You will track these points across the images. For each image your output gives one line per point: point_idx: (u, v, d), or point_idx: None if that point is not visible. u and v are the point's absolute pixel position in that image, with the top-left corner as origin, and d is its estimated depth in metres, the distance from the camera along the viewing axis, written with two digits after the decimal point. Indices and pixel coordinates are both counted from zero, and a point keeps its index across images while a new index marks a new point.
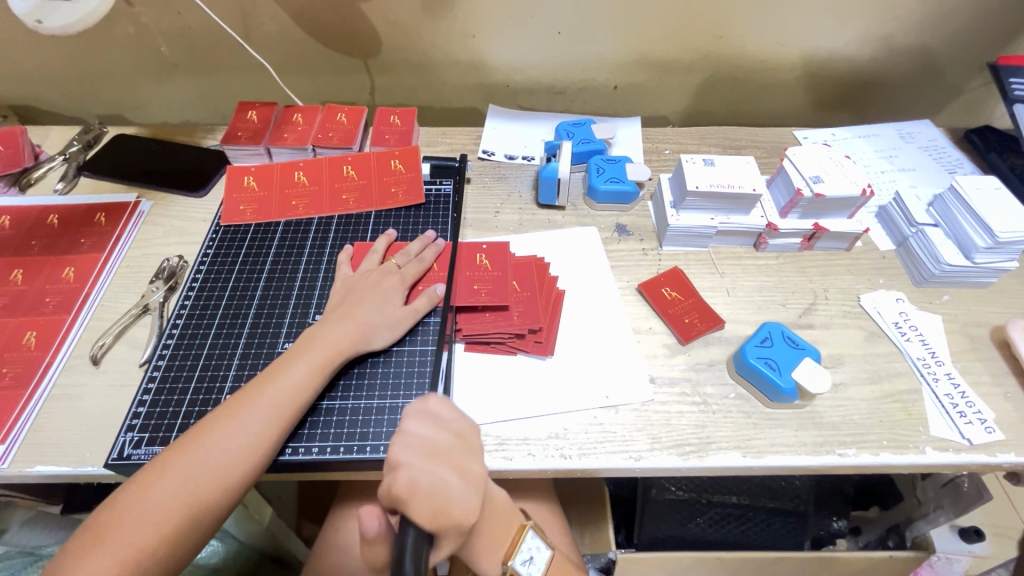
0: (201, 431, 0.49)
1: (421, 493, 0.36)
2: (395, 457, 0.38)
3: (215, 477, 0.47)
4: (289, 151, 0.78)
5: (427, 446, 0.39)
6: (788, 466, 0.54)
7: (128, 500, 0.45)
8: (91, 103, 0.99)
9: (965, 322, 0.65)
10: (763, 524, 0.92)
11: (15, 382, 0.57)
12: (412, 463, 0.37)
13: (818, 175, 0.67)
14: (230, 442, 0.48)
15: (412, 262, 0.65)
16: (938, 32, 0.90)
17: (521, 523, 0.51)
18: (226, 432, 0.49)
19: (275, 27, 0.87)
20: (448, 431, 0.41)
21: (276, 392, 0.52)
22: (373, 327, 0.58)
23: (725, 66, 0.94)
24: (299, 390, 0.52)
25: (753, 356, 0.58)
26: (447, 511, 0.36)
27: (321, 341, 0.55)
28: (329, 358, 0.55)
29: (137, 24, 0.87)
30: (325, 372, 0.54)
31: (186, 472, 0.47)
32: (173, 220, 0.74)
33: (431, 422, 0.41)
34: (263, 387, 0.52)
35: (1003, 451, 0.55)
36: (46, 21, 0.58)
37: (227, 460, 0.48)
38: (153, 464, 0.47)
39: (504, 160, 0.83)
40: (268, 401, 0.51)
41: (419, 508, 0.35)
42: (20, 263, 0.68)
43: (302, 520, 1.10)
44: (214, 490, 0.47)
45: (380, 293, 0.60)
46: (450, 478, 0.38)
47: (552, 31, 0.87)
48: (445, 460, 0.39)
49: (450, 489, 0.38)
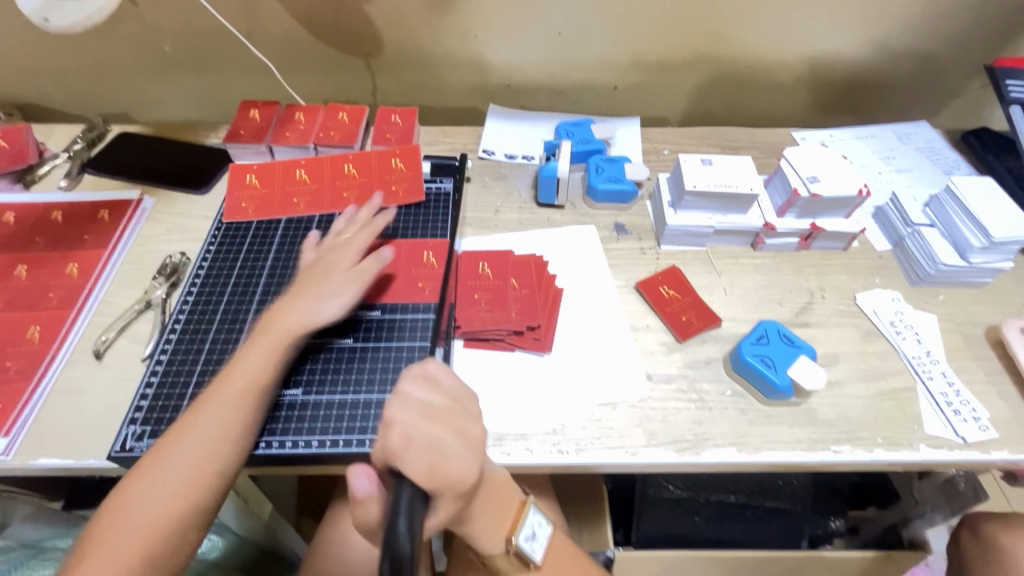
0: (171, 434, 0.50)
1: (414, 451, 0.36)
2: (390, 418, 0.39)
3: (190, 474, 0.48)
4: (292, 149, 0.78)
5: (424, 407, 0.40)
6: (783, 462, 0.54)
7: (114, 508, 0.47)
8: (95, 101, 1.00)
9: (960, 321, 0.66)
10: (760, 522, 0.93)
11: (18, 375, 0.58)
12: (406, 424, 0.38)
13: (815, 175, 0.67)
14: (198, 439, 0.49)
15: (359, 237, 0.65)
16: (935, 34, 0.91)
17: (521, 500, 0.50)
18: (193, 430, 0.50)
19: (277, 26, 0.88)
20: (445, 394, 0.41)
21: (233, 383, 0.52)
22: (318, 299, 0.58)
23: (724, 67, 0.94)
24: (257, 378, 0.53)
25: (750, 353, 0.58)
26: (445, 469, 0.37)
27: (271, 328, 0.56)
28: (279, 341, 0.55)
29: (142, 23, 0.88)
30: (279, 357, 0.55)
31: (161, 475, 0.48)
32: (176, 217, 0.75)
33: (429, 384, 0.42)
34: (222, 382, 0.52)
35: (996, 448, 0.56)
36: (51, 20, 0.59)
37: (197, 455, 0.49)
38: (132, 471, 0.49)
39: (504, 160, 0.83)
40: (228, 393, 0.52)
41: (412, 465, 0.36)
42: (24, 259, 0.68)
43: (301, 517, 1.11)
44: (191, 487, 0.48)
45: (325, 269, 0.61)
46: (447, 438, 0.39)
47: (552, 31, 0.88)
48: (441, 419, 0.39)
49: (446, 449, 0.38)
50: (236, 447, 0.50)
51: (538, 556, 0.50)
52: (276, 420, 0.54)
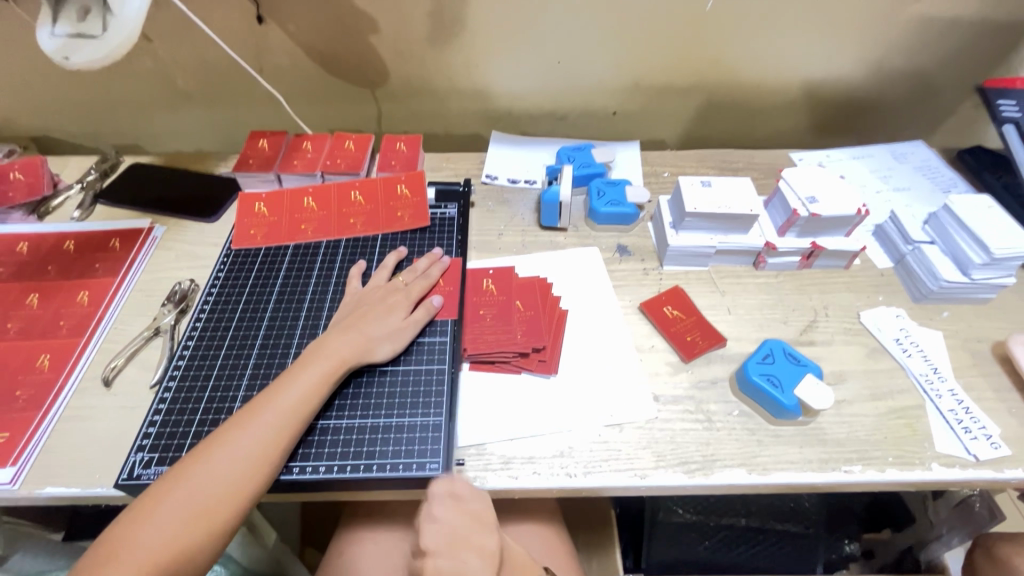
0: (211, 446, 0.50)
1: (441, 572, 0.39)
2: (424, 544, 0.42)
3: (225, 489, 0.48)
4: (300, 176, 0.80)
5: (450, 529, 0.42)
6: (794, 483, 0.54)
7: (140, 516, 0.45)
8: (109, 133, 1.03)
9: (966, 337, 0.66)
10: (772, 547, 0.92)
11: (28, 404, 0.58)
12: (436, 551, 0.41)
13: (813, 196, 0.68)
14: (240, 454, 0.49)
15: (417, 278, 0.66)
16: (926, 56, 0.93)
17: (544, 571, 0.50)
18: (236, 444, 0.50)
19: (287, 59, 0.90)
20: (467, 514, 0.44)
21: (283, 402, 0.53)
22: (376, 339, 0.59)
23: (720, 92, 0.97)
24: (305, 401, 0.53)
25: (756, 372, 0.58)
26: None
27: (325, 354, 0.56)
28: (332, 368, 0.56)
29: (156, 58, 0.91)
30: (329, 383, 0.55)
31: (196, 487, 0.47)
32: (185, 245, 0.76)
33: (454, 507, 0.45)
34: (271, 399, 0.53)
35: (1010, 467, 0.55)
36: (71, 58, 0.62)
37: (237, 471, 0.48)
38: (166, 478, 0.48)
39: (507, 185, 0.85)
40: (277, 412, 0.52)
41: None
42: (36, 288, 0.69)
43: (305, 547, 1.09)
44: (223, 502, 0.47)
45: (385, 307, 0.62)
46: (471, 560, 0.40)
47: (553, 60, 0.91)
48: (466, 542, 0.42)
49: (471, 568, 0.40)
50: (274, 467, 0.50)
51: None
52: None
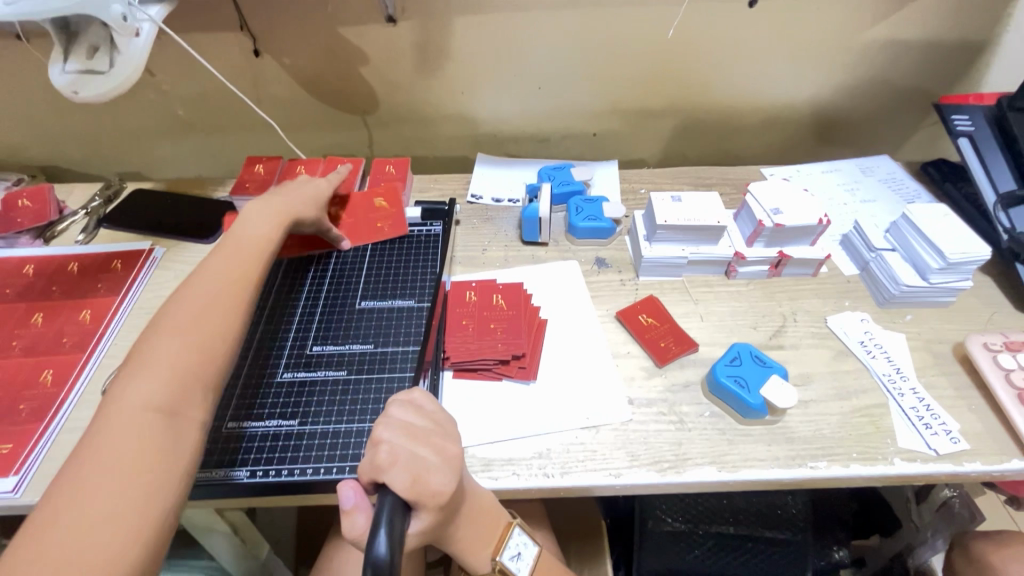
0: (163, 325, 0.52)
1: (399, 462, 0.39)
2: (378, 434, 0.41)
3: (190, 352, 0.50)
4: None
5: (408, 427, 0.42)
6: (762, 479, 0.56)
7: (112, 402, 0.45)
8: (113, 161, 1.08)
9: (928, 339, 0.69)
10: (760, 555, 0.93)
11: (31, 417, 0.61)
12: (393, 439, 0.41)
13: (778, 207, 0.72)
14: (195, 319, 0.52)
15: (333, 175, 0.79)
16: (886, 76, 0.98)
17: (507, 521, 0.52)
18: (187, 313, 0.53)
19: (282, 89, 0.96)
20: (428, 418, 0.44)
21: (239, 247, 0.62)
22: (307, 201, 0.72)
23: (694, 113, 1.02)
24: (267, 239, 0.64)
25: (724, 374, 0.61)
26: (426, 480, 0.39)
27: (233, 249, 0.61)
28: (287, 217, 0.68)
29: (158, 90, 0.96)
30: (285, 226, 0.67)
31: (161, 358, 0.49)
32: (184, 265, 0.80)
33: (414, 410, 0.44)
34: (217, 265, 0.59)
35: (968, 460, 0.57)
36: (80, 92, 0.66)
37: (199, 334, 0.52)
38: (127, 367, 0.48)
39: (491, 203, 0.89)
40: (227, 274, 0.58)
41: (396, 477, 0.38)
42: (41, 307, 0.73)
43: (300, 564, 1.09)
44: (195, 363, 0.50)
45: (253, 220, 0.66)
46: (429, 455, 0.41)
47: (534, 86, 0.96)
48: (425, 439, 0.42)
49: (428, 463, 0.40)
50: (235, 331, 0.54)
51: (523, 573, 0.52)
52: (274, 451, 0.57)
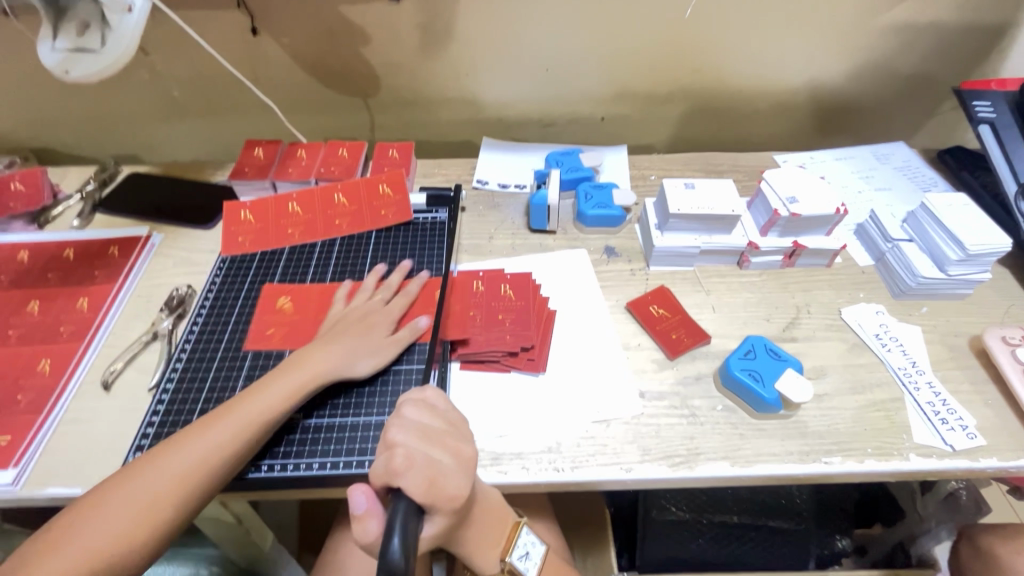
0: (140, 463, 0.49)
1: (415, 465, 0.38)
2: (392, 437, 0.40)
3: (142, 513, 0.47)
4: (342, 291, 0.68)
5: (422, 428, 0.41)
6: (775, 475, 0.55)
7: (65, 524, 0.46)
8: (107, 143, 1.05)
9: (944, 332, 0.67)
10: (764, 542, 0.93)
11: (29, 408, 0.60)
12: (408, 442, 0.40)
13: (794, 196, 0.70)
14: (167, 472, 0.49)
15: (397, 296, 0.66)
16: (903, 60, 0.95)
17: (515, 520, 0.51)
18: (168, 458, 0.50)
19: (280, 70, 0.93)
20: (441, 419, 0.43)
21: (243, 414, 0.53)
22: (353, 351, 0.60)
23: (705, 97, 0.99)
24: (265, 415, 0.54)
25: (738, 368, 0.60)
26: (443, 484, 0.38)
27: (303, 364, 0.58)
28: (304, 383, 0.56)
29: (152, 70, 0.93)
30: (306, 391, 0.56)
31: (122, 497, 0.47)
32: (182, 251, 0.78)
33: (428, 410, 0.43)
34: (219, 419, 0.53)
35: (985, 456, 0.56)
36: (71, 72, 0.64)
37: (158, 487, 0.48)
38: (95, 492, 0.48)
39: (497, 189, 0.87)
40: (219, 432, 0.52)
41: (411, 481, 0.37)
42: (37, 295, 0.71)
43: (303, 550, 1.10)
44: (141, 521, 0.47)
45: (362, 327, 0.62)
46: (444, 458, 0.40)
47: (541, 68, 0.93)
48: (440, 441, 0.41)
49: (443, 466, 0.39)
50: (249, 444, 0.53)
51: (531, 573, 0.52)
52: (280, 444, 0.56)
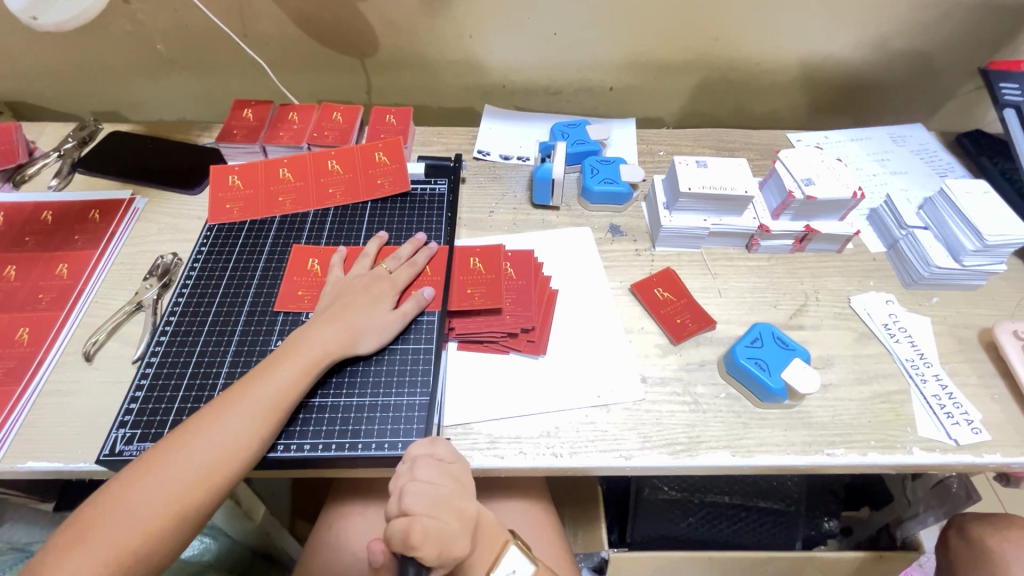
0: (181, 434, 0.48)
1: (429, 537, 0.43)
2: (405, 505, 0.44)
3: (193, 483, 0.46)
4: (338, 257, 0.66)
5: (432, 492, 0.45)
6: (777, 465, 0.54)
7: (113, 497, 0.45)
8: (88, 99, 0.99)
9: (954, 324, 0.66)
10: (755, 523, 0.93)
11: (7, 378, 0.57)
12: (422, 510, 0.44)
13: (810, 177, 0.67)
14: (213, 443, 0.48)
15: (403, 266, 0.64)
16: (930, 37, 0.91)
17: (505, 538, 0.51)
18: (183, 449, 0.47)
19: (271, 24, 0.87)
20: (449, 477, 0.47)
21: (261, 392, 0.51)
22: (356, 324, 0.57)
23: (720, 69, 0.94)
24: (286, 390, 0.52)
25: (744, 356, 0.58)
26: (449, 549, 0.43)
27: (310, 344, 0.55)
28: (317, 359, 0.54)
29: (134, 20, 0.87)
30: (315, 371, 0.54)
31: (143, 492, 0.45)
32: (168, 217, 0.75)
33: (436, 467, 0.47)
34: (248, 388, 0.51)
35: (988, 451, 0.56)
36: (40, 18, 0.58)
37: (207, 459, 0.47)
38: (139, 463, 0.47)
39: (499, 161, 0.83)
40: (253, 403, 0.50)
41: (425, 554, 0.42)
42: (14, 259, 0.68)
43: (296, 518, 1.10)
44: (193, 490, 0.46)
45: (370, 298, 0.60)
46: (451, 522, 0.45)
47: (548, 32, 0.87)
48: (447, 505, 0.45)
49: (451, 530, 0.44)
50: (268, 431, 0.50)
51: None
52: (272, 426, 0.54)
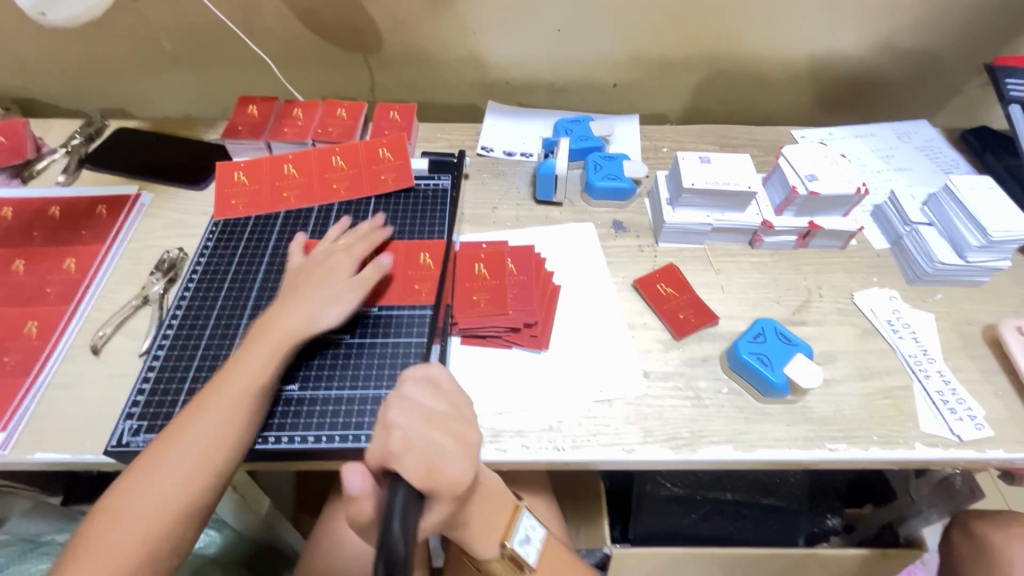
0: (165, 438, 0.49)
1: (414, 448, 0.37)
2: (390, 418, 0.39)
3: (185, 481, 0.47)
4: (297, 244, 0.66)
5: (424, 410, 0.40)
6: (779, 459, 0.55)
7: (114, 501, 0.46)
8: (94, 96, 1.00)
9: (957, 320, 0.66)
10: (757, 520, 0.93)
11: (15, 370, 0.58)
12: (407, 425, 0.38)
13: (813, 173, 0.67)
14: (200, 438, 0.49)
15: (359, 240, 0.65)
16: (935, 32, 0.90)
17: (515, 504, 0.52)
18: (171, 450, 0.48)
19: (275, 21, 0.87)
20: (444, 399, 0.42)
21: (233, 384, 0.52)
22: (322, 303, 0.58)
23: (723, 65, 0.94)
24: (255, 378, 0.52)
25: (747, 351, 0.58)
26: (444, 472, 0.37)
27: (269, 328, 0.55)
28: (279, 342, 0.55)
29: (140, 17, 0.87)
30: (283, 355, 0.54)
31: (143, 496, 0.46)
32: (174, 213, 0.75)
33: (430, 388, 0.42)
34: (222, 383, 0.52)
35: (991, 447, 0.56)
36: (47, 14, 0.58)
37: (198, 453, 0.48)
38: (131, 470, 0.48)
39: (502, 157, 0.83)
40: (227, 397, 0.51)
41: (411, 466, 0.36)
42: (22, 254, 0.68)
43: (299, 513, 1.11)
44: (191, 485, 0.47)
45: (324, 271, 0.61)
46: (446, 443, 0.39)
47: (551, 28, 0.88)
48: (442, 424, 0.39)
49: (445, 451, 0.38)
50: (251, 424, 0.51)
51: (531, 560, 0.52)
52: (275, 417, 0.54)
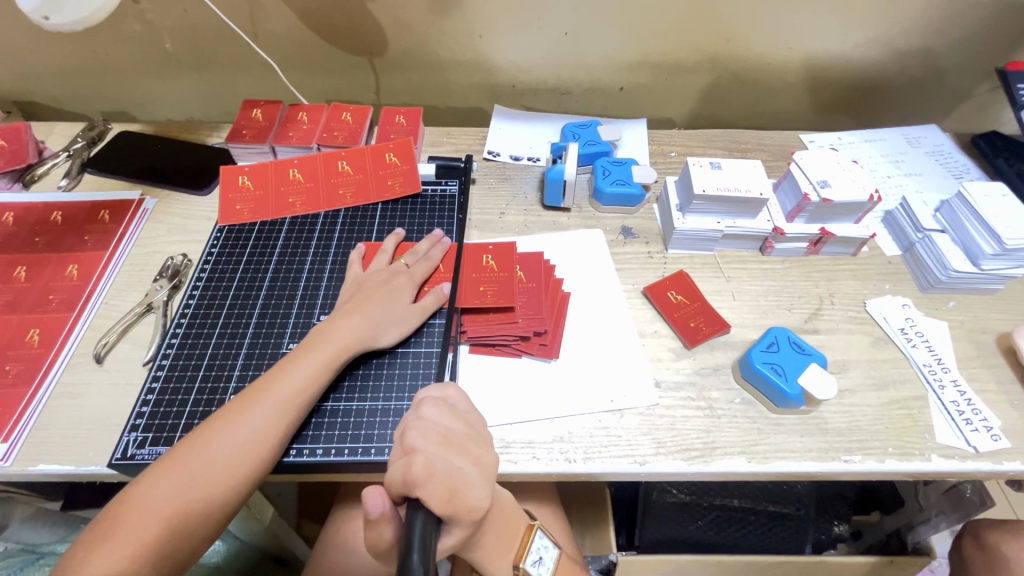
0: (204, 431, 0.48)
1: (437, 473, 0.36)
2: (410, 441, 0.39)
3: (213, 483, 0.46)
4: (357, 254, 0.65)
5: (442, 433, 0.40)
6: (793, 471, 0.54)
7: (135, 497, 0.44)
8: (96, 99, 0.99)
9: (971, 328, 0.65)
10: (765, 527, 0.92)
11: (18, 380, 0.57)
12: (428, 448, 0.38)
13: (826, 180, 0.66)
14: (232, 443, 0.47)
15: (420, 261, 0.64)
16: (945, 36, 0.90)
17: (527, 523, 0.52)
18: (205, 449, 0.47)
19: (280, 24, 0.86)
20: (461, 421, 0.42)
21: (281, 390, 0.51)
22: (383, 321, 0.58)
23: (732, 69, 0.93)
24: (304, 387, 0.52)
25: (759, 361, 0.57)
26: (463, 494, 0.37)
27: (330, 337, 0.55)
28: (335, 354, 0.54)
29: (143, 20, 0.86)
30: (333, 367, 0.54)
31: (165, 493, 0.45)
32: (178, 218, 0.74)
33: (448, 411, 0.43)
34: (268, 386, 0.51)
35: (1008, 459, 0.55)
36: (52, 18, 0.58)
37: (230, 458, 0.47)
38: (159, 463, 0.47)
39: (509, 161, 0.83)
40: (271, 400, 0.50)
41: (433, 491, 0.35)
42: (24, 260, 0.67)
43: (302, 520, 1.10)
44: (211, 492, 0.46)
45: (389, 290, 0.60)
46: (464, 465, 0.39)
47: (559, 32, 0.87)
48: (460, 446, 0.40)
49: (465, 474, 0.38)
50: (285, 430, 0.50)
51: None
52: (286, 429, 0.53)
